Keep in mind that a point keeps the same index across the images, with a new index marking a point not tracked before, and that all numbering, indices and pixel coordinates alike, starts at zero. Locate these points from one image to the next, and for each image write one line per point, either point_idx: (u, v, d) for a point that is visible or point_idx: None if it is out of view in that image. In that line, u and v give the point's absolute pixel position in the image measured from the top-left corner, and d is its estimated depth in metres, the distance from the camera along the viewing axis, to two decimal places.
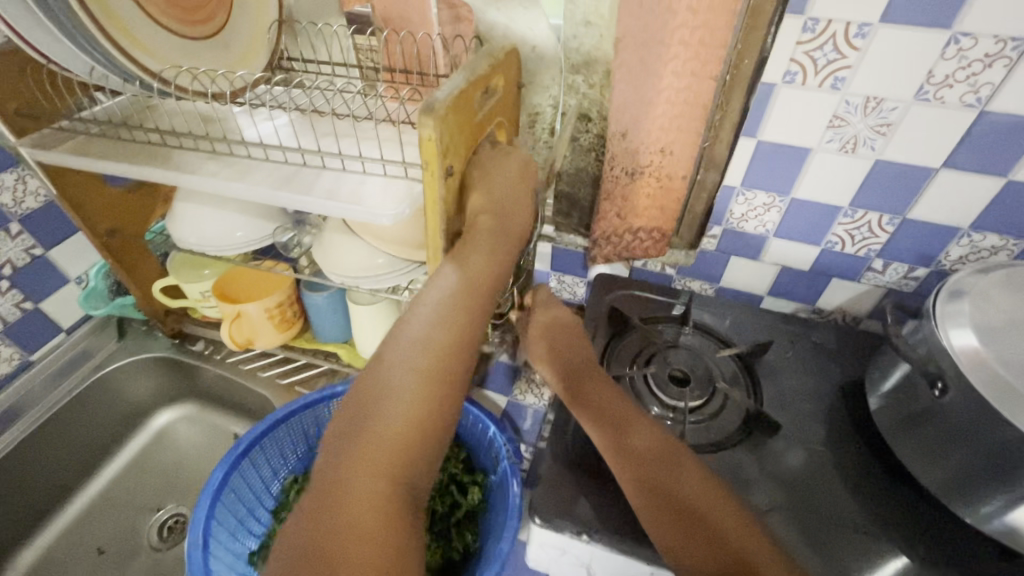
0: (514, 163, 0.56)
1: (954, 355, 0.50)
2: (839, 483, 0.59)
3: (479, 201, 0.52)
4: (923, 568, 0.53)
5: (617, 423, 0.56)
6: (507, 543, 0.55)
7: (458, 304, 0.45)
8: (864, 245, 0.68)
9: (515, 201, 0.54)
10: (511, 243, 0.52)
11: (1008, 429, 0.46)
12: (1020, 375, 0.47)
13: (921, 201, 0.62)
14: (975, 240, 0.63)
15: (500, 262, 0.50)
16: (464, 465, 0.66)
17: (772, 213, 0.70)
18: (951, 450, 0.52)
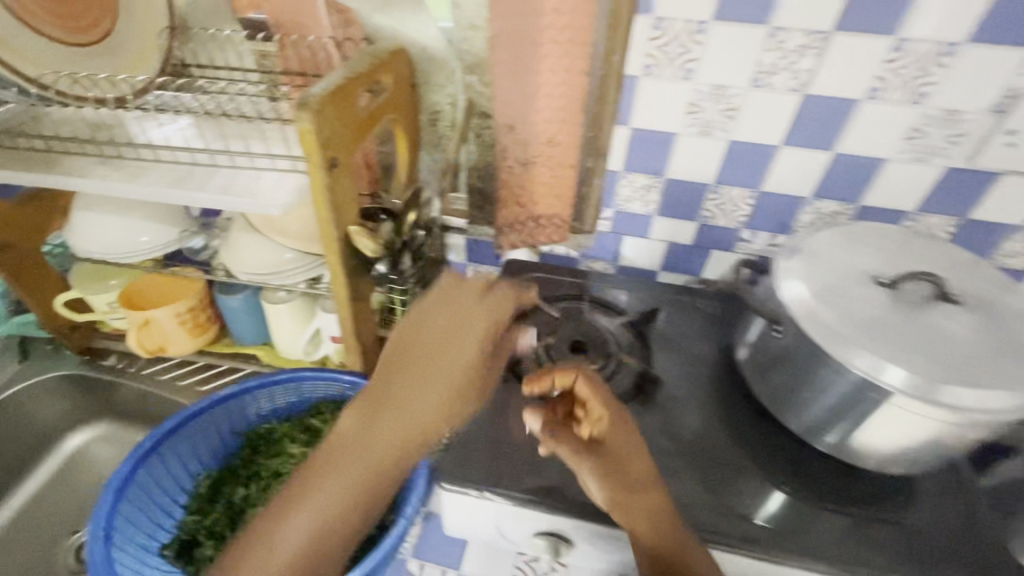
0: (456, 299, 0.59)
1: (788, 306, 0.57)
2: (716, 426, 0.68)
3: (429, 322, 0.56)
4: (796, 496, 0.62)
5: (648, 484, 0.52)
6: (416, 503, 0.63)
7: (445, 402, 0.50)
8: (733, 217, 0.77)
9: (467, 314, 0.58)
10: (480, 318, 0.59)
11: (829, 357, 0.55)
12: (836, 315, 0.55)
13: (771, 175, 0.71)
14: (819, 207, 0.72)
15: (460, 378, 0.53)
16: None
17: (652, 193, 0.77)
18: (795, 385, 0.61)
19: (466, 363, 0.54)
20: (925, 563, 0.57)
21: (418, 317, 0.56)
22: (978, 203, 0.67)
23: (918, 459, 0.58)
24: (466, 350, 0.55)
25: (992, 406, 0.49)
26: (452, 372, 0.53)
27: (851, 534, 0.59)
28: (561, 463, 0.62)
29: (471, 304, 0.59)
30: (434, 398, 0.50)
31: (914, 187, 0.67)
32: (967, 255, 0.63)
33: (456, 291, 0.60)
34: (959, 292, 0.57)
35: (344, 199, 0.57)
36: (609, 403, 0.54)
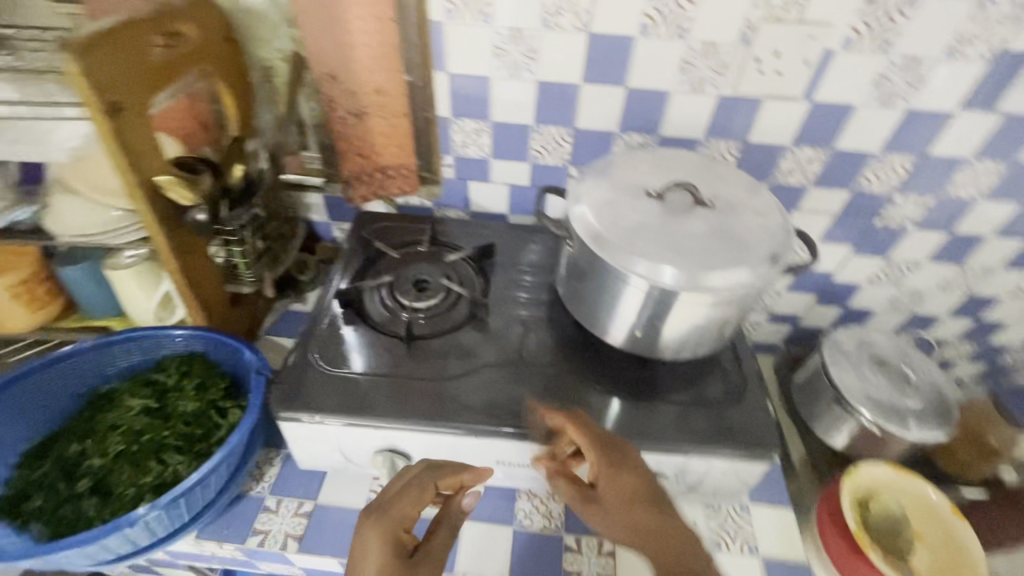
0: (411, 494, 0.57)
1: (574, 222, 0.65)
2: (545, 342, 0.76)
3: (378, 530, 0.54)
4: (623, 397, 0.70)
5: (652, 511, 0.56)
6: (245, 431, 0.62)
7: (395, 553, 0.53)
8: (558, 156, 0.83)
9: (420, 490, 0.57)
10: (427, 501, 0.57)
11: (606, 262, 0.63)
12: (609, 225, 0.63)
13: (580, 112, 0.78)
14: (627, 140, 0.80)
15: (416, 502, 0.56)
16: (226, 392, 0.70)
17: (483, 137, 0.82)
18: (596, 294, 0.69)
19: (414, 503, 0.56)
20: (708, 429, 0.66)
21: (397, 491, 0.57)
22: (751, 127, 0.76)
23: (697, 344, 0.69)
24: (422, 491, 0.57)
25: (734, 283, 0.59)
26: (375, 528, 0.54)
27: (652, 415, 0.68)
28: (394, 384, 0.68)
29: (401, 495, 0.56)
30: (372, 543, 0.53)
31: (698, 116, 0.76)
32: (738, 171, 0.72)
33: (409, 480, 0.58)
34: (712, 198, 0.67)
35: (142, 147, 0.58)
36: (629, 488, 0.57)
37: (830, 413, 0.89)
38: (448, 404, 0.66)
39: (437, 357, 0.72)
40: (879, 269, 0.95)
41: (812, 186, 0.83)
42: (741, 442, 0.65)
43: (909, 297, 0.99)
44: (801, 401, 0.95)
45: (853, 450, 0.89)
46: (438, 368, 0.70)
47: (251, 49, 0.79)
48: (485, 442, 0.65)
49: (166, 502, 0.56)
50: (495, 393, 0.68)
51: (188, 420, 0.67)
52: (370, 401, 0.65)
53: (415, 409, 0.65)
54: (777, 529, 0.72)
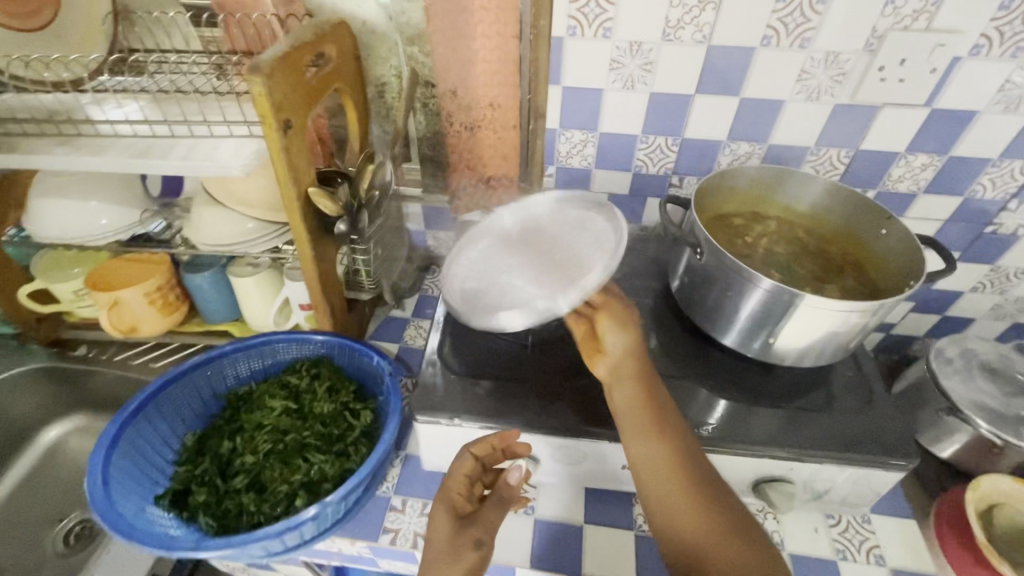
0: (462, 467, 0.63)
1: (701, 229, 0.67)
2: (660, 348, 0.76)
3: (438, 502, 0.61)
4: (743, 403, 0.70)
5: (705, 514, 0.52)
6: (390, 434, 0.65)
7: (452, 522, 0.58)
8: (662, 164, 0.85)
9: (461, 467, 0.63)
10: (474, 464, 0.63)
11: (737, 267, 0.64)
12: None
13: (689, 122, 0.79)
14: (734, 149, 0.81)
15: (461, 479, 0.62)
16: (356, 395, 0.73)
17: (589, 147, 0.85)
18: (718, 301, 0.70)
19: (460, 477, 0.62)
20: (836, 435, 0.66)
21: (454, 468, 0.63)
22: (864, 135, 0.77)
23: (822, 353, 0.68)
24: (468, 465, 0.63)
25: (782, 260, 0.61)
26: (439, 505, 0.60)
27: (781, 421, 0.68)
28: (516, 390, 0.70)
29: (452, 468, 0.63)
30: (443, 519, 0.59)
31: (810, 125, 0.76)
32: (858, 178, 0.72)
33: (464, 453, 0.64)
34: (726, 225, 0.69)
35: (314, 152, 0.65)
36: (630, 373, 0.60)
37: (940, 423, 0.87)
38: (576, 410, 0.68)
39: (557, 364, 0.74)
40: (985, 276, 0.93)
41: (922, 193, 0.82)
42: (877, 449, 0.65)
43: (1015, 305, 0.96)
44: (904, 411, 0.93)
45: (964, 461, 0.87)
46: (560, 375, 0.72)
47: (370, 67, 0.82)
48: (614, 447, 0.66)
49: (333, 499, 0.59)
50: None
51: (326, 421, 0.70)
52: (501, 406, 0.68)
53: (541, 413, 0.67)
54: (901, 541, 0.71)
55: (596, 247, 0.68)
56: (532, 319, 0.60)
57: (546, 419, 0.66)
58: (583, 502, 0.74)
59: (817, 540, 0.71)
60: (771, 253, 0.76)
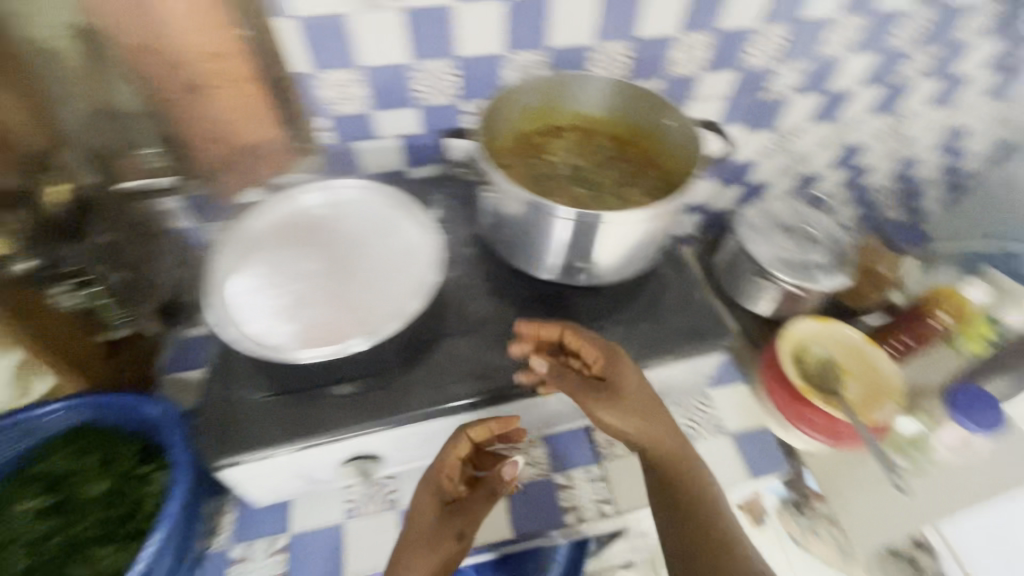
0: (458, 451, 0.61)
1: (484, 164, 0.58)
2: (487, 294, 0.72)
3: (424, 482, 0.61)
4: (574, 331, 0.69)
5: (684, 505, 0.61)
6: (180, 497, 0.55)
7: (428, 504, 0.60)
8: (447, 92, 0.75)
9: (448, 448, 0.61)
10: (465, 445, 0.61)
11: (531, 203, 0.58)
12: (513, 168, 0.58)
13: (459, 39, 0.69)
14: (516, 61, 0.73)
15: (452, 464, 0.61)
16: (140, 457, 0.60)
17: (357, 88, 0.71)
18: (528, 237, 0.64)
19: (453, 460, 0.61)
20: (656, 336, 0.69)
21: (452, 440, 0.61)
22: (639, 23, 0.72)
23: (635, 257, 0.67)
24: (446, 455, 0.61)
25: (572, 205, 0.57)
26: (428, 492, 0.61)
27: (608, 338, 0.68)
28: (335, 392, 0.61)
29: (443, 451, 0.61)
30: (428, 503, 0.60)
31: (584, 19, 0.70)
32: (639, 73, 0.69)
33: (457, 434, 0.61)
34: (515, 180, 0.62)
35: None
36: (635, 380, 0.62)
37: (754, 285, 0.96)
38: (404, 394, 0.62)
39: (375, 344, 0.65)
40: (771, 141, 0.99)
41: (704, 73, 0.82)
42: (692, 340, 0.68)
43: (798, 161, 1.05)
44: (726, 281, 1.01)
45: (778, 313, 0.98)
46: (377, 360, 0.63)
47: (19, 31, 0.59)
48: (451, 418, 0.63)
49: None
50: (451, 367, 0.64)
51: (106, 503, 0.58)
52: (316, 416, 0.59)
53: (366, 411, 0.60)
54: (736, 405, 0.78)
55: (407, 257, 0.66)
56: (350, 347, 0.56)
57: (372, 416, 0.60)
58: None
59: None
60: (567, 168, 0.72)
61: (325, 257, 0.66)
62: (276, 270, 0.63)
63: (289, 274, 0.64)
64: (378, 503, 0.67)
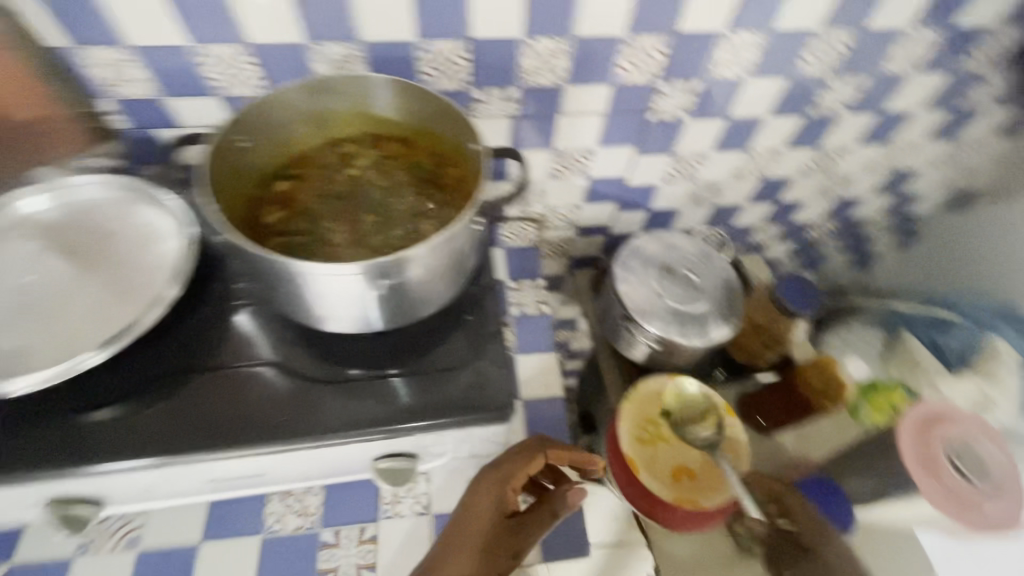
0: (535, 458, 0.60)
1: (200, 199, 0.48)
2: (265, 321, 0.65)
3: (492, 472, 0.60)
4: (346, 381, 0.61)
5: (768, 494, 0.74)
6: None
7: (488, 498, 0.58)
8: (249, 83, 0.65)
9: (523, 459, 0.60)
10: (533, 463, 0.60)
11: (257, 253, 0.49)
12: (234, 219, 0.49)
13: (244, 22, 0.59)
14: (324, 53, 0.63)
15: (508, 476, 0.59)
16: None
17: (136, 68, 0.62)
18: (272, 283, 0.55)
19: (526, 467, 0.59)
20: (439, 395, 0.60)
21: (524, 452, 0.61)
22: (468, 20, 0.61)
23: (429, 300, 0.59)
24: (529, 459, 0.60)
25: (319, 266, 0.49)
26: (491, 483, 0.59)
27: (372, 399, 0.59)
28: (90, 419, 0.56)
29: (517, 456, 0.60)
30: (490, 497, 0.58)
31: (396, 11, 0.59)
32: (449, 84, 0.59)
33: (529, 449, 0.62)
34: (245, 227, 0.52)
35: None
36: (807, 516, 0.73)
37: (625, 332, 0.86)
38: (127, 438, 0.55)
39: (125, 374, 0.59)
40: (669, 166, 0.87)
41: (568, 85, 0.71)
42: (468, 407, 0.59)
43: (706, 190, 0.93)
44: (604, 320, 0.91)
45: (652, 363, 0.88)
46: (112, 390, 0.58)
47: None
48: (176, 469, 0.56)
49: None
50: (192, 410, 0.57)
51: None
52: (26, 455, 0.53)
53: (72, 453, 0.53)
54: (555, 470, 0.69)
55: (161, 263, 0.58)
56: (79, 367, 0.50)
57: (75, 459, 0.53)
58: (204, 521, 0.63)
59: None
60: (360, 181, 0.63)
61: (62, 263, 0.57)
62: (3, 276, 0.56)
63: (10, 284, 0.55)
64: (115, 541, 0.61)
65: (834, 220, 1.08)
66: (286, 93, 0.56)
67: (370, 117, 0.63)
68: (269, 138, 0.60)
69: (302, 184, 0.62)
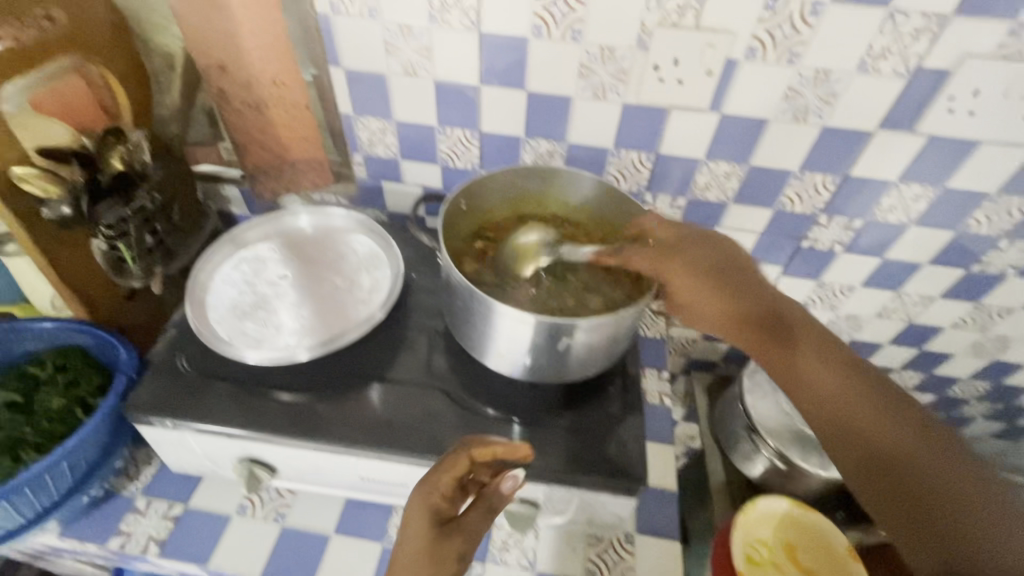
0: (459, 459, 0.54)
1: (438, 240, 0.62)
2: (436, 352, 0.73)
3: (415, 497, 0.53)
4: (498, 421, 0.66)
5: (864, 388, 0.54)
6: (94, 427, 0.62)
7: (421, 514, 0.52)
8: (467, 159, 0.80)
9: (450, 462, 0.54)
10: (458, 468, 0.54)
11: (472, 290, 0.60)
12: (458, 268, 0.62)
13: (483, 115, 0.74)
14: (534, 146, 0.76)
15: (438, 484, 0.53)
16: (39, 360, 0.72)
17: (389, 136, 0.79)
18: (468, 319, 0.65)
19: (449, 474, 0.53)
20: (582, 457, 0.63)
21: (447, 460, 0.54)
22: (661, 139, 0.72)
23: (585, 366, 0.64)
24: (452, 464, 0.54)
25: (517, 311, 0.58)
26: (415, 502, 0.53)
27: (519, 444, 0.64)
28: (278, 399, 0.65)
29: (440, 464, 0.54)
30: (417, 514, 0.52)
31: (604, 124, 0.72)
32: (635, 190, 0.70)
33: (467, 445, 0.55)
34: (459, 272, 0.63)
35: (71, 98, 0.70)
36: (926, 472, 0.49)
37: (743, 442, 0.87)
38: (314, 421, 0.64)
39: (317, 369, 0.69)
40: (812, 291, 0.90)
41: (732, 203, 0.78)
42: (608, 474, 0.62)
43: (846, 322, 0.93)
44: (721, 425, 0.93)
45: (765, 483, 0.86)
46: (308, 376, 0.68)
47: (149, 38, 0.76)
48: (344, 459, 0.63)
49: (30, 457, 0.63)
50: (368, 412, 0.65)
51: (50, 417, 0.66)
52: (239, 413, 0.63)
53: (270, 422, 0.63)
54: (659, 563, 0.69)
55: (370, 290, 0.71)
56: (292, 359, 0.62)
57: (272, 427, 0.62)
58: (337, 514, 0.70)
59: (572, 560, 0.70)
60: (542, 250, 0.73)
61: (301, 272, 0.72)
62: (260, 271, 0.72)
63: (266, 278, 0.71)
64: (268, 510, 0.70)
65: (985, 381, 1.01)
66: (501, 172, 0.70)
67: (559, 198, 0.74)
68: (478, 206, 0.73)
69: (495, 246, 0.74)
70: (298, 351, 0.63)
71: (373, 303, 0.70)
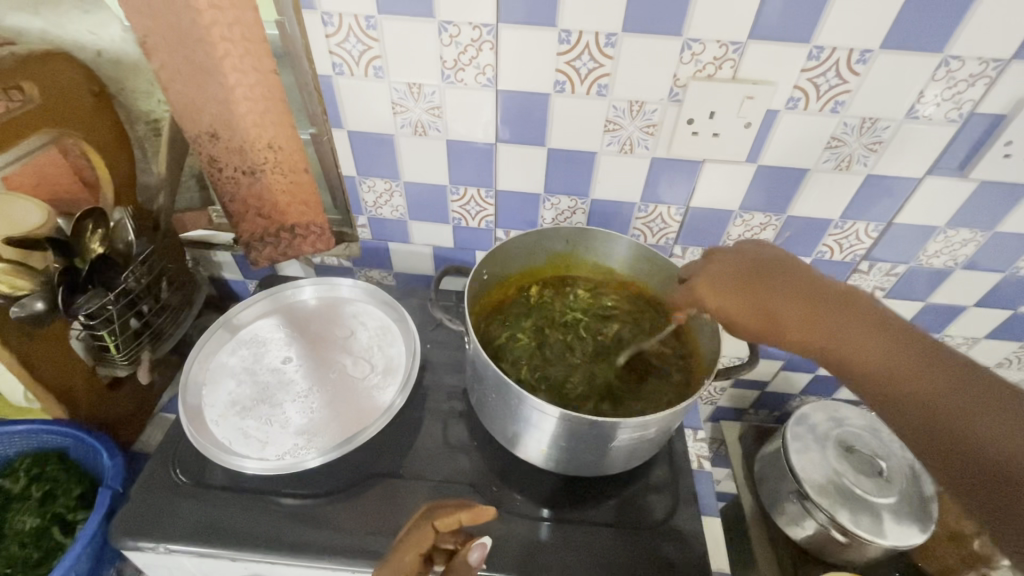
0: (422, 530, 0.48)
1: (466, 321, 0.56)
2: (460, 440, 0.65)
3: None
4: (534, 516, 0.59)
5: (926, 359, 0.44)
6: (75, 558, 0.55)
7: None
8: (481, 218, 0.74)
9: (413, 534, 0.48)
10: (419, 537, 0.47)
11: (502, 379, 0.54)
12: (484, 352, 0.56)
13: (499, 173, 0.69)
14: (555, 204, 0.71)
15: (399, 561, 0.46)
16: (13, 468, 0.65)
17: (396, 198, 0.73)
18: (497, 407, 0.58)
19: (411, 549, 0.47)
20: (632, 555, 0.56)
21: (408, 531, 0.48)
22: (692, 191, 0.67)
23: (632, 455, 0.57)
24: (415, 534, 0.48)
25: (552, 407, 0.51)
26: None
27: (561, 543, 0.57)
28: (280, 505, 0.57)
29: (401, 540, 0.48)
30: None
31: (632, 179, 0.67)
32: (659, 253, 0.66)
33: (428, 513, 0.49)
34: (480, 358, 0.56)
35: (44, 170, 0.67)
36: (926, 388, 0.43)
37: (790, 505, 0.80)
38: (327, 535, 0.55)
39: (327, 468, 0.61)
40: None
41: None
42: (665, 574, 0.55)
43: None
44: (763, 482, 0.86)
45: (819, 551, 0.79)
46: (318, 477, 0.60)
47: (132, 102, 0.70)
48: None
49: None
50: (388, 517, 0.57)
51: (23, 540, 0.60)
52: (242, 532, 0.55)
53: (277, 540, 0.55)
54: None
55: (385, 372, 0.65)
56: (302, 464, 0.55)
57: (281, 544, 0.54)
58: None
59: None
60: (578, 323, 0.69)
61: (305, 354, 0.66)
62: (260, 357, 0.65)
63: (267, 364, 0.64)
64: None
65: None
66: (523, 239, 0.67)
67: (578, 261, 0.72)
68: (498, 275, 0.70)
69: (521, 318, 0.69)
70: (309, 454, 0.56)
71: (388, 389, 0.63)
